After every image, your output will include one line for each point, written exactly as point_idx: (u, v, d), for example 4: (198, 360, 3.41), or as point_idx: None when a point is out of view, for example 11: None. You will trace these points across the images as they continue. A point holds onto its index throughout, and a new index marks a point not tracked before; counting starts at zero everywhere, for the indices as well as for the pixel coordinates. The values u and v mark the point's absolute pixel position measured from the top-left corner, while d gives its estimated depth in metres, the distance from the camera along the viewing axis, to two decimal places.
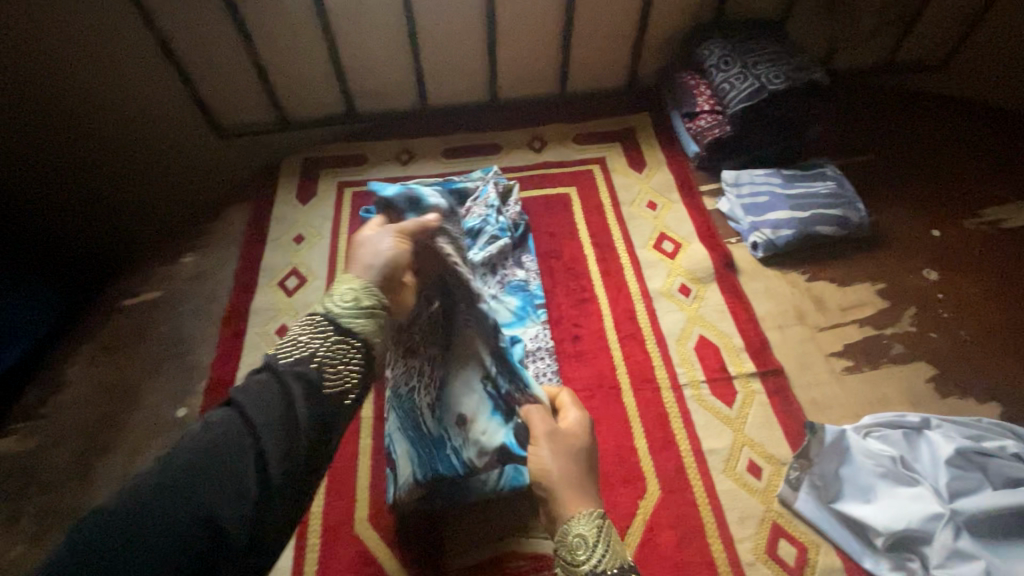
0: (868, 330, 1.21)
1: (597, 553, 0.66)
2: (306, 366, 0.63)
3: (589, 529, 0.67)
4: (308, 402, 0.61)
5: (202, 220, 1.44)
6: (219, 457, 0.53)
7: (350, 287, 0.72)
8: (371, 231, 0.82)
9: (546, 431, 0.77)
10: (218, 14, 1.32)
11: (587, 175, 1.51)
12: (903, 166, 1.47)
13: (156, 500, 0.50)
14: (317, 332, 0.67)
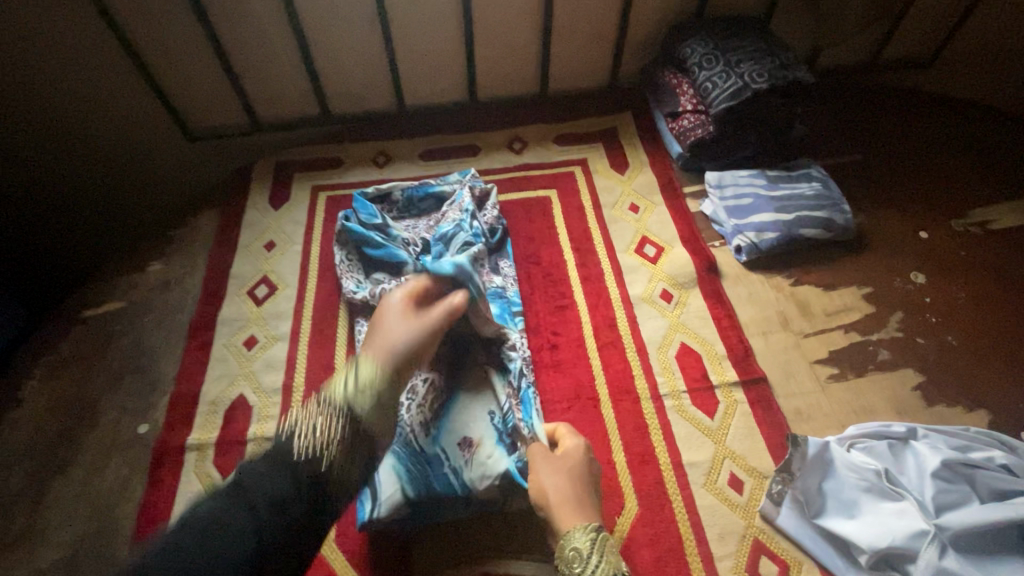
0: (854, 336, 1.17)
1: (591, 563, 0.77)
2: (316, 462, 0.75)
3: (585, 541, 0.79)
4: (307, 479, 0.74)
5: (169, 227, 1.40)
6: (228, 519, 0.67)
7: (365, 368, 0.86)
8: (397, 315, 0.94)
9: (543, 455, 0.88)
10: (182, 14, 1.26)
11: (568, 177, 1.47)
12: (891, 166, 1.44)
13: (174, 556, 0.64)
14: (329, 417, 0.80)
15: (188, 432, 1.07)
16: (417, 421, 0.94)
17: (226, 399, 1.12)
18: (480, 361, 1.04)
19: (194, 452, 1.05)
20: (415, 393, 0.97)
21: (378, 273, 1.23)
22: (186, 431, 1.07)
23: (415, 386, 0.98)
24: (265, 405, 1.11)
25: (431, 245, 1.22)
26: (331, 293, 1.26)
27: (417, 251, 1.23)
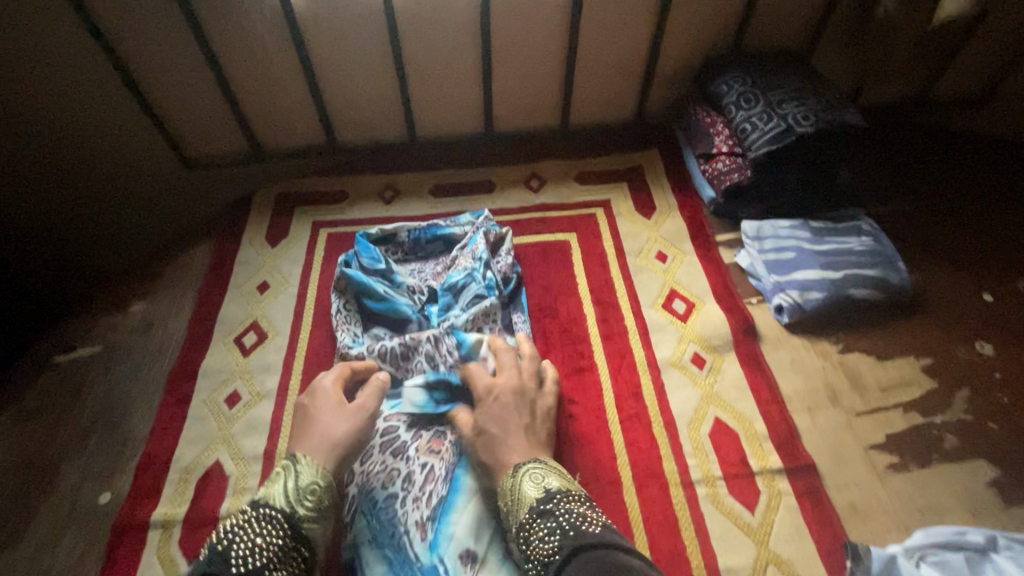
0: (914, 417, 1.03)
1: (516, 503, 0.80)
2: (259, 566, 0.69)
3: (508, 486, 0.82)
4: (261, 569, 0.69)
5: (157, 262, 1.30)
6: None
7: (297, 472, 0.81)
8: (317, 396, 0.91)
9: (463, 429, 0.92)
10: (180, 36, 1.18)
11: (589, 219, 1.35)
12: (944, 217, 1.30)
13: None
14: (270, 529, 0.73)
15: (154, 505, 0.95)
16: (412, 521, 0.87)
17: (200, 466, 1.00)
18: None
19: (159, 529, 0.93)
20: (412, 482, 0.91)
21: (377, 328, 1.11)
22: (153, 504, 0.96)
23: (411, 475, 0.91)
24: (243, 475, 0.98)
25: (439, 295, 1.12)
26: (325, 344, 1.15)
27: (423, 299, 1.13)
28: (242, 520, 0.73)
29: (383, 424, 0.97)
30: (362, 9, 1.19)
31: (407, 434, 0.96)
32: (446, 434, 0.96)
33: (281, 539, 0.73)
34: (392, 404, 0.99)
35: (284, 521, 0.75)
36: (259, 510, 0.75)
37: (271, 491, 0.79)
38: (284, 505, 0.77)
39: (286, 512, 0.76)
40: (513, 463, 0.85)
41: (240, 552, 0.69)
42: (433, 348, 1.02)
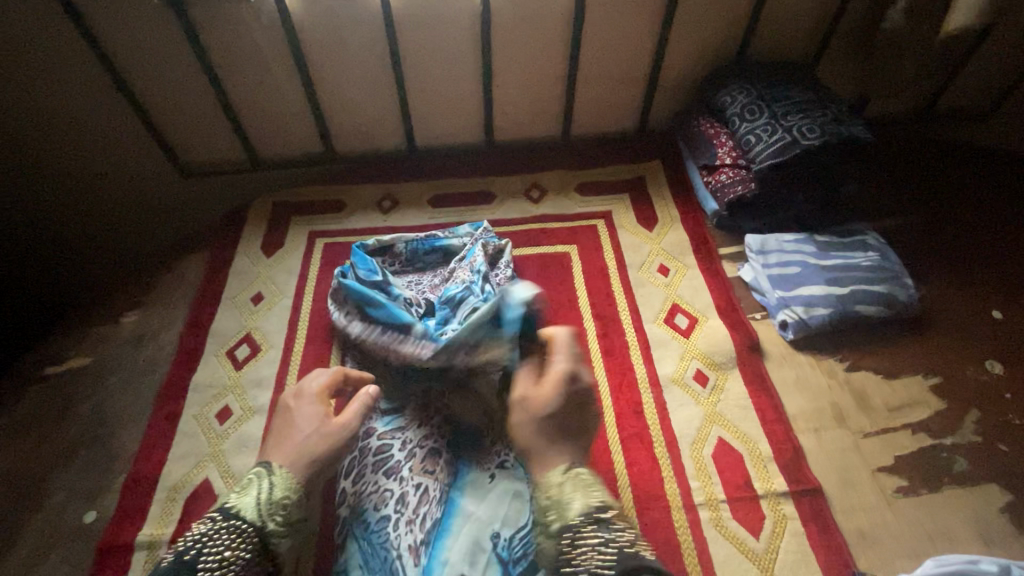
0: (923, 438, 1.00)
1: (563, 506, 0.68)
2: None
3: (556, 485, 0.70)
4: None
5: (150, 271, 1.28)
6: None
7: (270, 482, 0.75)
8: (297, 400, 0.85)
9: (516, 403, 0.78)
10: (177, 44, 1.16)
11: (590, 231, 1.33)
12: (951, 231, 1.28)
13: None
14: (239, 541, 0.69)
15: (140, 526, 0.93)
16: (405, 545, 0.84)
17: (189, 484, 0.98)
18: (484, 456, 0.95)
19: (145, 550, 0.91)
20: (406, 504, 0.88)
21: None
22: (139, 523, 0.93)
23: (405, 496, 0.88)
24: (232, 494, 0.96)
25: (436, 308, 1.08)
26: (320, 358, 1.13)
27: (421, 312, 1.09)
28: (210, 531, 0.69)
29: (377, 442, 0.94)
30: (361, 19, 1.18)
31: (402, 454, 0.93)
32: (441, 453, 0.95)
33: (250, 552, 0.69)
34: (386, 421, 0.98)
35: (254, 533, 0.70)
36: (228, 520, 0.70)
37: (241, 499, 0.73)
38: (254, 516, 0.72)
39: (257, 523, 0.71)
40: (557, 463, 0.72)
41: (207, 567, 0.65)
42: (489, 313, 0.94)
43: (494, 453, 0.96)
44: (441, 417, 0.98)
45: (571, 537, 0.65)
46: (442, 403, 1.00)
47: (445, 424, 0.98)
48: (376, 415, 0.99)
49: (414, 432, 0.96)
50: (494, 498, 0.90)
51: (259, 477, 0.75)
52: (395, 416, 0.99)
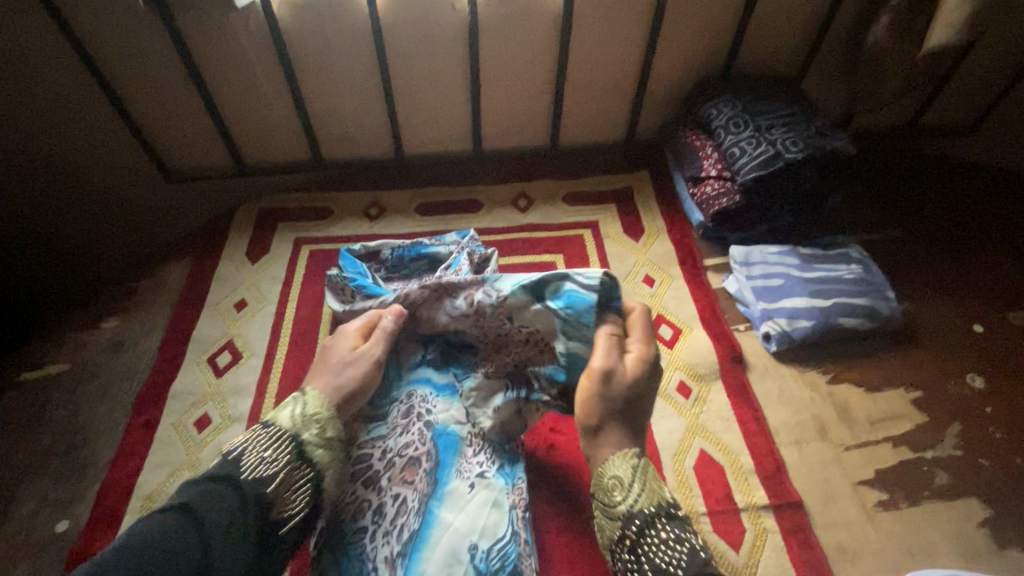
0: (904, 452, 1.00)
1: (633, 492, 0.70)
2: (260, 482, 0.65)
3: (626, 469, 0.71)
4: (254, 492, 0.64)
5: (132, 277, 1.27)
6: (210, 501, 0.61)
7: (304, 401, 0.76)
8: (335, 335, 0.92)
9: (598, 372, 0.75)
10: (164, 52, 1.17)
11: (576, 240, 1.33)
12: (934, 245, 1.28)
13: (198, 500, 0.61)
14: (278, 445, 0.69)
15: (113, 536, 0.92)
16: (381, 557, 0.83)
17: (164, 493, 0.97)
18: (464, 465, 0.93)
19: None
20: (383, 515, 0.86)
21: None
22: (112, 534, 0.92)
23: (382, 507, 0.87)
24: None
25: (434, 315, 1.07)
26: (302, 366, 1.12)
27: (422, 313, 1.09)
28: (253, 434, 0.70)
29: (356, 451, 0.91)
30: (349, 27, 1.18)
31: (381, 463, 0.91)
32: (421, 461, 0.91)
33: (288, 457, 0.69)
34: (367, 428, 0.94)
35: (292, 442, 0.70)
36: (268, 427, 0.71)
37: (279, 413, 0.74)
38: (291, 425, 0.72)
39: (293, 433, 0.71)
40: (621, 447, 0.73)
41: (250, 467, 0.66)
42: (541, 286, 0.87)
43: (474, 461, 0.94)
44: (423, 423, 0.95)
45: (640, 527, 0.68)
46: (425, 407, 0.97)
47: (427, 430, 0.95)
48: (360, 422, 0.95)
49: (396, 439, 0.92)
50: (473, 508, 0.88)
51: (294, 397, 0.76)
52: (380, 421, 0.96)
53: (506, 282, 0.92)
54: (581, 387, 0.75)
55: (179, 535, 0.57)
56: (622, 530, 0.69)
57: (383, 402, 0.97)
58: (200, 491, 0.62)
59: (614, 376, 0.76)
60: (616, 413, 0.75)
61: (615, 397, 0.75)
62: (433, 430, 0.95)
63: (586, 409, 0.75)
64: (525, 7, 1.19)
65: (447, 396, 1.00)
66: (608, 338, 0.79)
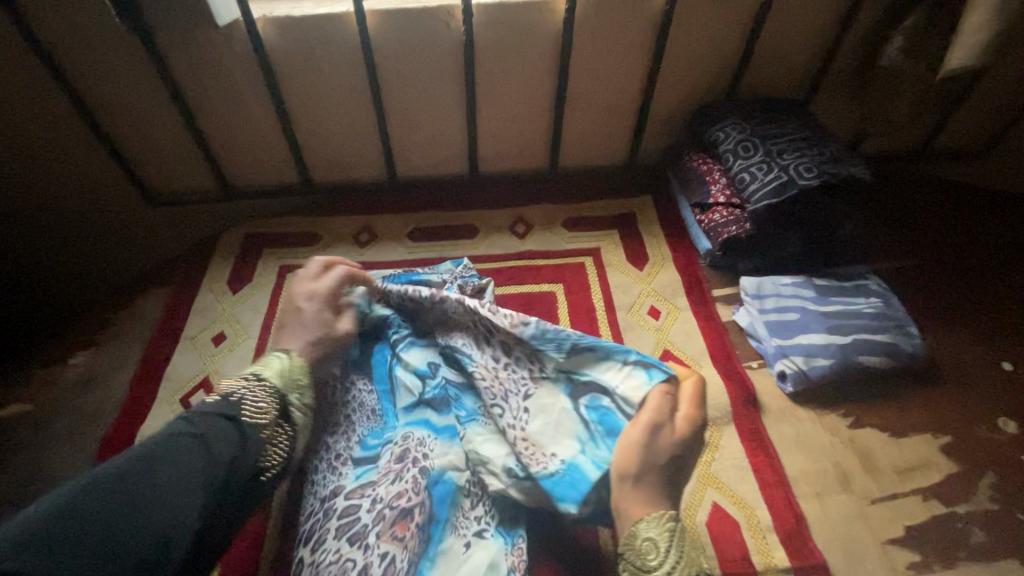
0: (934, 506, 0.92)
1: (668, 558, 0.70)
2: (258, 426, 0.68)
3: (661, 533, 0.71)
4: (245, 436, 0.65)
5: (107, 308, 1.20)
6: (209, 434, 0.62)
7: (283, 358, 0.80)
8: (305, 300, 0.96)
9: (651, 421, 0.78)
10: (143, 71, 1.10)
11: (576, 268, 1.26)
12: (954, 275, 1.21)
13: (189, 437, 0.60)
14: (268, 397, 0.73)
15: None
16: None
17: None
18: (462, 520, 0.85)
19: None
20: None
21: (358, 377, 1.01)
22: None
23: (368, 568, 0.78)
24: None
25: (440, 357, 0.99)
26: None
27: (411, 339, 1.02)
28: (246, 384, 0.72)
29: (343, 502, 0.86)
30: (337, 45, 1.12)
31: (369, 516, 0.83)
32: (413, 513, 0.83)
33: (276, 412, 0.72)
34: (357, 475, 0.90)
35: (278, 396, 0.74)
36: (258, 380, 0.74)
37: (264, 369, 0.76)
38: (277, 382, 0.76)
39: (279, 389, 0.75)
40: (655, 509, 0.73)
41: (250, 408, 0.69)
42: (596, 364, 0.87)
43: (473, 515, 0.86)
44: (417, 468, 0.87)
45: None
46: (421, 452, 0.89)
47: (422, 477, 0.86)
48: (347, 469, 0.91)
49: (386, 488, 0.85)
50: (468, 571, 0.80)
51: (276, 356, 0.79)
52: (368, 467, 0.91)
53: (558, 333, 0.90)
54: (627, 436, 0.78)
55: (185, 456, 0.57)
56: None
57: (375, 446, 0.93)
58: (207, 422, 0.63)
59: (660, 433, 0.78)
60: (659, 470, 0.76)
61: (662, 451, 0.77)
62: (426, 480, 0.86)
63: (624, 461, 0.77)
64: (523, 24, 1.13)
65: (446, 439, 0.92)
66: (661, 398, 0.80)
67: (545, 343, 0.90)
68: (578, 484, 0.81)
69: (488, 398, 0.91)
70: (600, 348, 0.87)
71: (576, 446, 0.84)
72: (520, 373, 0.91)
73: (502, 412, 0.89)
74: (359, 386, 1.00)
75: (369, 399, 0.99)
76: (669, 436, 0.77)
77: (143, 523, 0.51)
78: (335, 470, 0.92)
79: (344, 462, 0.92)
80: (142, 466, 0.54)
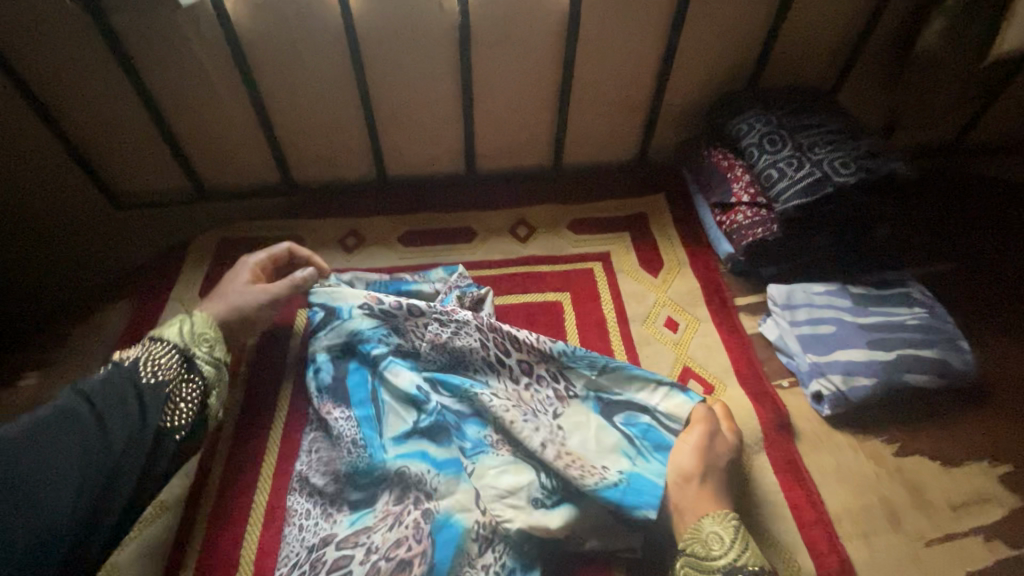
0: (997, 546, 0.81)
1: (733, 548, 0.71)
2: (157, 391, 0.69)
3: (725, 526, 0.72)
4: (138, 405, 0.67)
5: (66, 324, 1.09)
6: (96, 410, 0.65)
7: (193, 321, 0.78)
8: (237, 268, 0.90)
9: (706, 427, 0.80)
10: (100, 62, 0.99)
11: (583, 275, 1.15)
12: (1002, 282, 1.10)
13: (76, 417, 0.63)
14: (172, 361, 0.73)
15: None
16: None
17: None
18: (467, 570, 0.72)
19: None
20: None
21: (336, 405, 0.87)
22: None
23: None
24: None
25: (438, 378, 0.86)
26: (260, 432, 0.94)
27: (405, 350, 0.90)
28: (142, 349, 0.73)
29: (335, 553, 0.74)
30: (316, 28, 1.00)
31: (363, 569, 0.72)
32: (414, 565, 0.72)
33: (181, 375, 0.73)
34: (352, 521, 0.78)
35: (181, 354, 0.74)
36: (158, 342, 0.74)
37: (168, 330, 0.76)
38: (180, 341, 0.75)
39: (182, 347, 0.74)
40: (716, 506, 0.75)
41: (145, 375, 0.69)
42: (625, 384, 0.86)
43: (484, 562, 0.74)
44: (420, 510, 0.75)
45: None
46: (424, 489, 0.77)
47: (426, 520, 0.75)
48: (342, 515, 0.80)
49: (383, 536, 0.75)
50: None
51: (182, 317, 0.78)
52: (365, 511, 0.79)
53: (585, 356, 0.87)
54: (686, 440, 0.79)
55: (68, 436, 0.61)
56: None
57: (370, 484, 0.81)
58: (97, 397, 0.66)
59: (715, 439, 0.80)
60: (721, 471, 0.78)
61: (720, 459, 0.79)
62: (428, 526, 0.74)
63: (687, 462, 0.77)
64: (524, 6, 1.01)
65: (451, 474, 0.78)
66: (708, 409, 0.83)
67: (571, 363, 0.87)
68: (646, 498, 0.74)
69: (517, 418, 0.81)
70: (631, 369, 0.86)
71: (626, 460, 0.79)
72: (546, 394, 0.86)
73: (534, 429, 0.80)
74: (336, 415, 0.86)
75: (348, 429, 0.84)
76: (724, 441, 0.80)
77: (30, 505, 0.56)
78: (329, 516, 0.80)
79: (338, 507, 0.81)
80: (27, 448, 0.59)
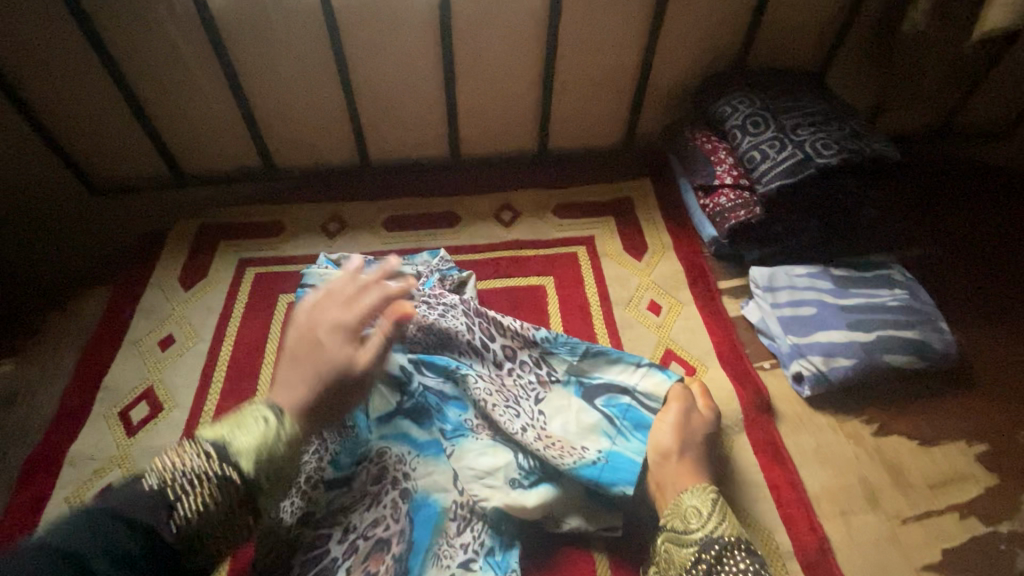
0: (971, 523, 0.82)
1: (710, 520, 0.69)
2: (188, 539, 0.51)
3: (703, 500, 0.71)
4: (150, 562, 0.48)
5: (44, 311, 1.09)
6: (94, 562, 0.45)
7: (280, 430, 0.57)
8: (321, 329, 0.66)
9: (683, 403, 0.81)
10: (71, 44, 0.97)
11: (567, 259, 1.14)
12: (984, 266, 1.10)
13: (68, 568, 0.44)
14: (220, 494, 0.53)
15: None
16: None
17: None
18: (445, 549, 0.73)
19: None
20: None
21: None
22: None
23: None
24: None
25: (423, 358, 0.85)
26: None
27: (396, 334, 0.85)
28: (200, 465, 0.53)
29: (312, 533, 0.74)
30: (292, 7, 0.98)
31: (341, 549, 0.72)
32: (391, 544, 0.72)
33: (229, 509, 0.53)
34: (329, 500, 0.75)
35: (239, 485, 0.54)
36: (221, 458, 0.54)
37: (244, 440, 0.55)
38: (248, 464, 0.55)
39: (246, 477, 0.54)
40: (698, 482, 0.74)
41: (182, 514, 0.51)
42: (606, 363, 0.86)
43: (462, 542, 0.74)
44: (398, 491, 0.75)
45: (717, 552, 0.66)
46: (404, 469, 0.77)
47: (403, 501, 0.75)
48: (319, 495, 0.75)
49: (360, 516, 0.74)
50: None
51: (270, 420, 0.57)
52: (342, 490, 0.76)
53: (568, 341, 0.87)
54: (665, 416, 0.80)
55: None
56: (698, 555, 0.66)
57: (349, 465, 0.77)
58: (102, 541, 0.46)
59: (692, 416, 0.81)
60: (699, 446, 0.79)
61: (698, 435, 0.79)
62: (408, 505, 0.75)
63: (663, 436, 0.78)
64: None
65: (431, 456, 0.79)
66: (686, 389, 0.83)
67: (555, 347, 0.87)
68: (620, 475, 0.75)
69: (497, 403, 0.81)
70: (612, 352, 0.86)
71: (605, 439, 0.79)
72: (528, 379, 0.86)
73: (515, 415, 0.80)
74: None
75: None
76: (701, 416, 0.81)
77: None
78: (303, 495, 0.74)
79: (314, 487, 0.75)
80: None
